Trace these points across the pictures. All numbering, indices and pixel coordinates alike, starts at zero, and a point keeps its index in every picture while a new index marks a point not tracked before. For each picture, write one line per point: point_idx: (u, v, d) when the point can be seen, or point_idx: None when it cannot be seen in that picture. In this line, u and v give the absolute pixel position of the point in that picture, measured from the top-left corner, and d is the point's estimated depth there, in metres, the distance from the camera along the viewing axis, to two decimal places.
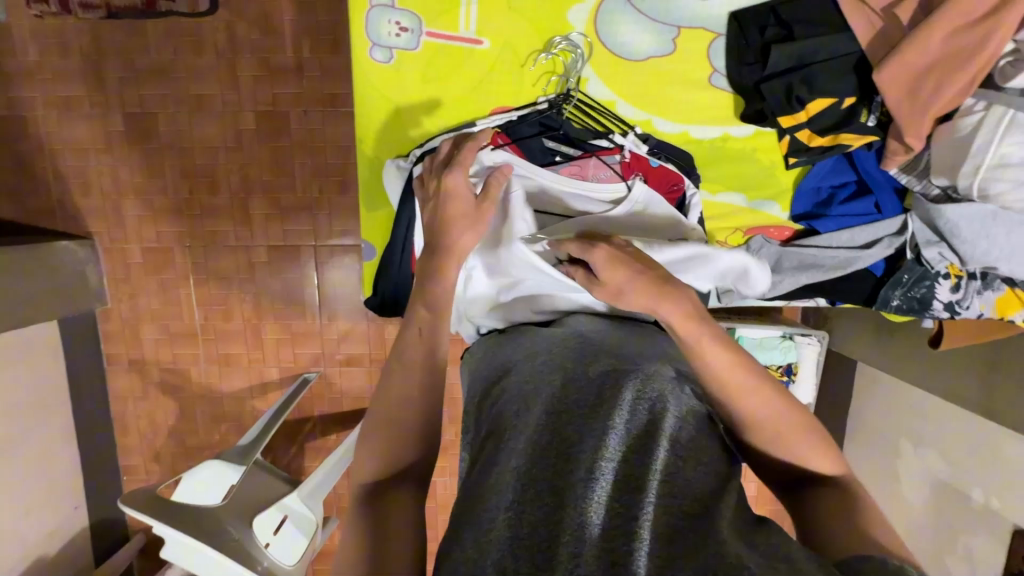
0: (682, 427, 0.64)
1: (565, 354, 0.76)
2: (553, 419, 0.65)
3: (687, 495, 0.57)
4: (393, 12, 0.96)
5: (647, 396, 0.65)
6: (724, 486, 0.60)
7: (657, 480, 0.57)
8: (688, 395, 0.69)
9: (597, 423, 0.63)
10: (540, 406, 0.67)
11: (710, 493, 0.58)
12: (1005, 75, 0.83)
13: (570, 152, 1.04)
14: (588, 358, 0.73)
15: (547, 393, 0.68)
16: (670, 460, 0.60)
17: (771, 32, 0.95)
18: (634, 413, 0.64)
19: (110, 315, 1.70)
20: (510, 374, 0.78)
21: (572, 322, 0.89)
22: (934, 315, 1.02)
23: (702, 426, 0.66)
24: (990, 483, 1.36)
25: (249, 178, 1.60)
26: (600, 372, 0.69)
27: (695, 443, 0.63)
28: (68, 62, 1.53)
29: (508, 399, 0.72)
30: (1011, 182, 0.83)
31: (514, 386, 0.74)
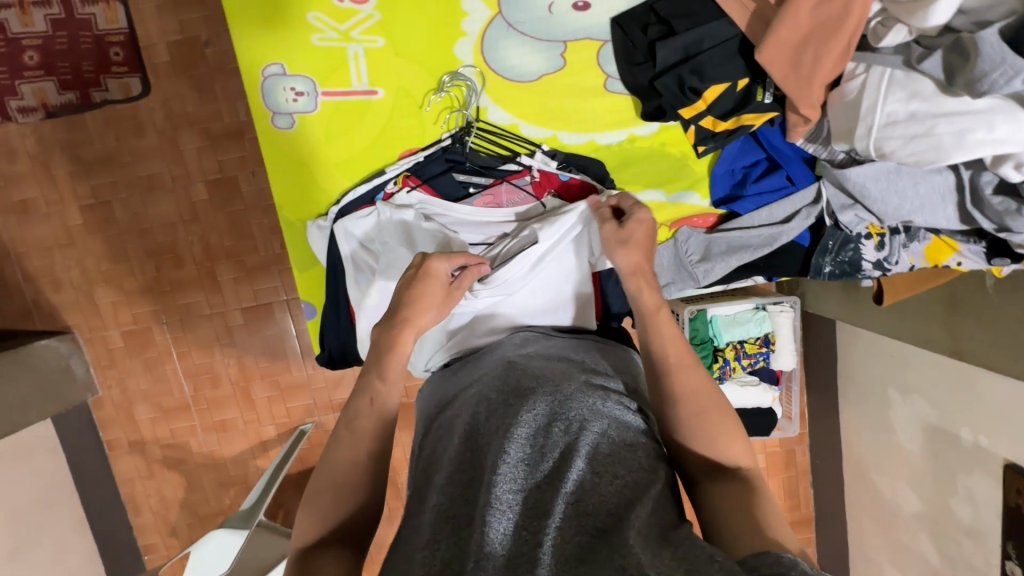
0: (598, 443, 0.65)
1: (490, 381, 0.77)
2: (472, 457, 0.66)
3: (601, 512, 0.58)
4: (287, 79, 0.99)
5: (562, 418, 0.67)
6: (642, 494, 0.60)
7: (567, 502, 0.59)
8: (608, 407, 0.70)
9: (511, 451, 0.64)
10: (462, 442, 0.69)
11: (623, 504, 0.59)
12: (877, 35, 0.84)
13: (481, 181, 1.06)
14: (510, 383, 0.74)
15: (469, 428, 0.70)
16: (582, 479, 0.61)
17: (653, 29, 0.96)
18: (549, 439, 0.65)
19: (103, 403, 1.70)
20: (443, 411, 0.79)
21: (504, 344, 0.88)
22: (866, 275, 1.08)
23: (622, 436, 0.67)
24: (978, 421, 1.27)
25: (211, 245, 1.62)
26: (518, 397, 0.71)
27: (613, 455, 0.64)
28: (17, 166, 1.55)
29: (438, 438, 0.73)
30: (904, 138, 0.83)
31: (443, 424, 0.75)
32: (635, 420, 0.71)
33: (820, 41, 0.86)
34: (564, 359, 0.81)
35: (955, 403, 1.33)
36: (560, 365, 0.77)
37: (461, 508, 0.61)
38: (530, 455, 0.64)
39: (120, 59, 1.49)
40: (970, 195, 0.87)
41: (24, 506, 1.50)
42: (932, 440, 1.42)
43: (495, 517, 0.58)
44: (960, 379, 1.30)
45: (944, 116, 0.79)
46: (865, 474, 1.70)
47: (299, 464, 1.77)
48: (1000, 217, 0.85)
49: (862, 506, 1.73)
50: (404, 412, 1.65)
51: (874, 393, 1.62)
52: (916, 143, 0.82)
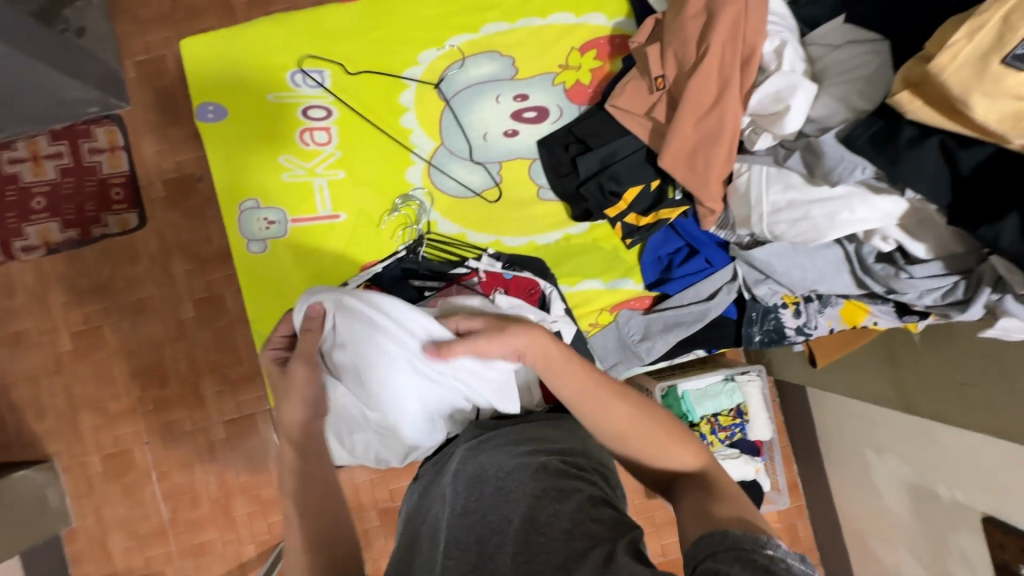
0: (543, 505, 0.70)
1: (444, 478, 0.84)
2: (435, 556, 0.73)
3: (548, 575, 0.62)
4: (261, 211, 1.15)
5: (506, 495, 0.73)
6: (589, 544, 0.64)
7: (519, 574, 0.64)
8: (546, 474, 0.75)
9: (462, 539, 0.71)
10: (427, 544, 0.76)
11: (572, 558, 0.63)
12: (751, 141, 1.01)
13: (435, 284, 1.10)
14: (458, 476, 0.81)
15: (431, 525, 0.77)
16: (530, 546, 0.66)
17: (573, 147, 1.15)
18: (496, 518, 0.71)
19: (76, 534, 1.67)
20: (412, 513, 0.85)
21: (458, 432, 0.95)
22: (793, 341, 1.15)
23: (563, 492, 0.71)
24: (949, 474, 1.28)
25: (196, 361, 1.69)
26: (465, 489, 0.77)
27: (555, 517, 0.68)
28: (14, 300, 1.66)
29: (410, 542, 0.80)
30: (789, 222, 0.97)
31: (413, 527, 0.82)
32: (577, 478, 0.75)
33: (708, 145, 1.03)
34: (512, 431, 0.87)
35: (928, 460, 1.34)
36: (505, 442, 0.84)
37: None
38: (481, 536, 0.70)
39: (120, 198, 1.67)
40: (858, 264, 0.99)
41: None
42: (915, 499, 1.41)
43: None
44: (922, 434, 1.33)
45: (815, 202, 0.93)
46: (865, 544, 1.65)
47: None
48: (886, 281, 0.95)
49: None
50: (387, 517, 1.63)
51: (853, 454, 1.63)
52: (798, 226, 0.96)
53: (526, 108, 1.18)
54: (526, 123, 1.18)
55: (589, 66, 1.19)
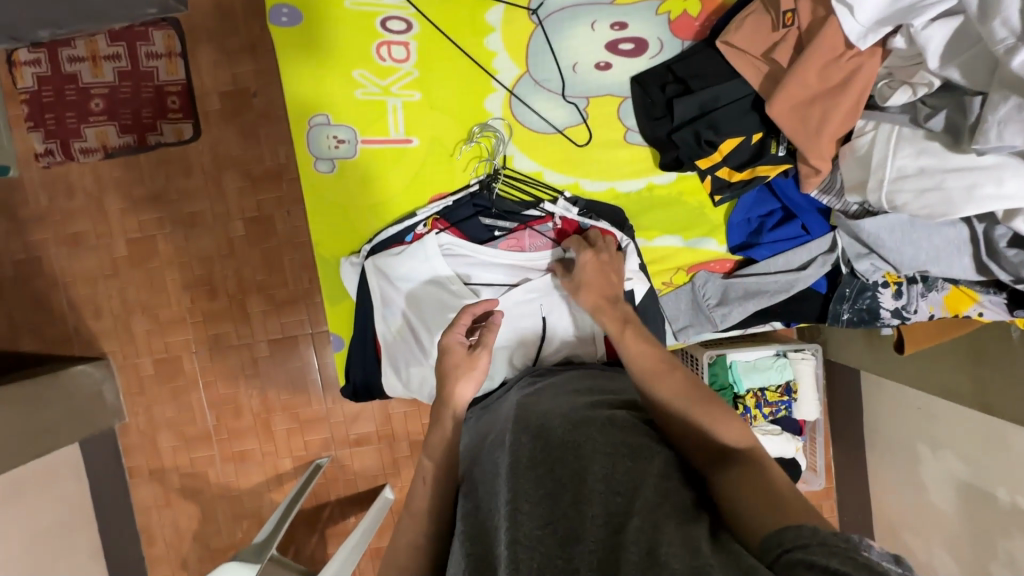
0: (615, 462, 0.66)
1: (505, 423, 0.81)
2: (499, 499, 0.69)
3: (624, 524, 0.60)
4: (330, 128, 1.09)
5: (574, 446, 0.69)
6: (666, 506, 0.60)
7: (595, 523, 0.60)
8: (617, 434, 0.70)
9: (531, 484, 0.67)
10: (485, 490, 0.73)
11: (652, 514, 0.59)
12: (883, 96, 0.89)
13: (507, 225, 1.10)
14: (522, 421, 0.77)
15: (489, 474, 0.74)
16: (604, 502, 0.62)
17: (670, 87, 1.04)
18: (566, 472, 0.67)
19: (128, 429, 1.76)
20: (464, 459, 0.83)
21: (513, 389, 0.93)
22: (885, 323, 1.07)
23: (635, 454, 0.67)
24: (1013, 478, 1.15)
25: (244, 279, 1.70)
26: (531, 432, 0.74)
27: (629, 471, 0.65)
28: (73, 202, 1.68)
29: (469, 485, 0.77)
30: (914, 192, 0.86)
31: (468, 473, 0.79)
32: (647, 435, 0.72)
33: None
34: (574, 389, 0.84)
35: (989, 459, 1.21)
36: (568, 396, 0.81)
37: (496, 551, 0.63)
38: (548, 487, 0.66)
39: (176, 107, 1.63)
40: (985, 247, 0.90)
41: (43, 530, 1.53)
42: (966, 500, 1.28)
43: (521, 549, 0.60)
44: (990, 434, 1.20)
45: (952, 171, 0.83)
46: (894, 535, 1.54)
47: (312, 499, 1.77)
48: (1016, 269, 0.87)
49: None
50: None
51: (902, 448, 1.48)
52: (926, 198, 0.85)
53: (623, 39, 1.06)
54: (621, 57, 1.06)
55: None
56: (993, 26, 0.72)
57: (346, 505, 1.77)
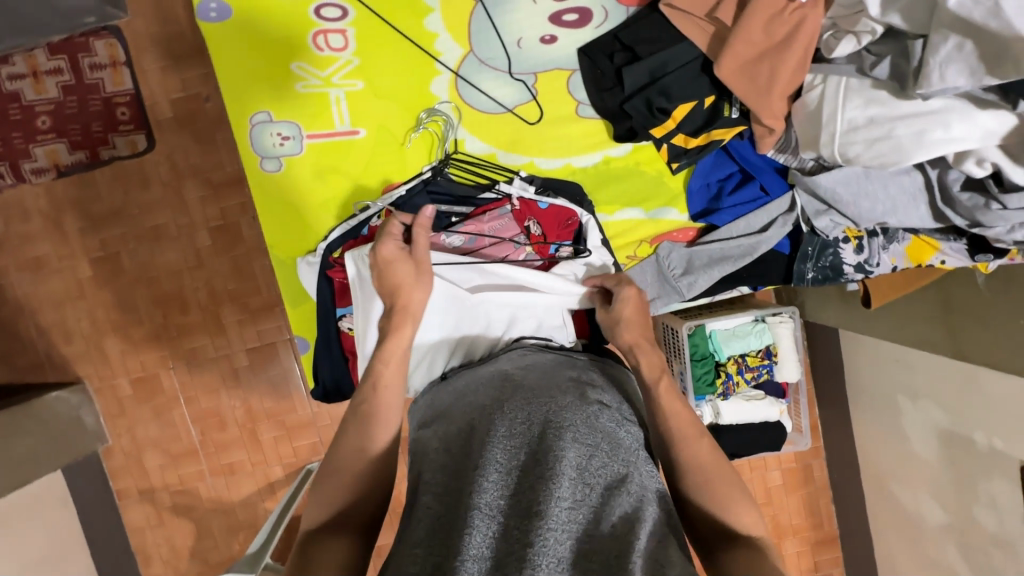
0: (592, 454, 0.66)
1: (483, 392, 0.79)
2: (469, 462, 0.68)
3: (593, 519, 0.62)
4: (274, 125, 1.05)
5: (557, 427, 0.68)
6: (633, 511, 0.63)
7: (564, 508, 0.61)
8: (599, 425, 0.70)
9: (505, 458, 0.66)
10: (454, 448, 0.71)
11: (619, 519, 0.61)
12: (829, 47, 0.87)
13: (464, 211, 1.06)
14: (505, 394, 0.76)
15: (462, 436, 0.72)
16: (575, 490, 0.63)
17: (618, 56, 1.02)
18: (542, 450, 0.66)
19: (112, 452, 1.72)
20: (433, 415, 0.81)
21: (503, 357, 0.89)
22: (849, 278, 1.07)
23: (613, 452, 0.68)
24: (990, 422, 1.17)
25: (215, 290, 1.66)
26: (513, 407, 0.72)
27: (605, 466, 0.66)
28: (30, 225, 1.63)
29: (433, 442, 0.75)
30: (866, 143, 0.85)
31: (438, 428, 0.77)
32: (625, 430, 0.72)
33: None
34: (556, 369, 0.83)
35: (966, 405, 1.22)
36: (554, 377, 0.79)
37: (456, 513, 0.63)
38: (522, 463, 0.66)
39: (126, 118, 1.57)
40: (940, 194, 0.89)
41: (35, 561, 1.51)
42: (947, 447, 1.29)
43: (488, 521, 0.61)
44: (965, 382, 1.21)
45: (902, 118, 0.82)
46: (883, 487, 1.55)
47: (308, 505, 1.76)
48: (970, 213, 0.86)
49: (887, 526, 1.56)
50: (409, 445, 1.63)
51: (882, 402, 1.50)
52: (877, 148, 0.84)
53: (565, 10, 1.03)
54: (565, 28, 1.04)
55: None
56: None
57: None
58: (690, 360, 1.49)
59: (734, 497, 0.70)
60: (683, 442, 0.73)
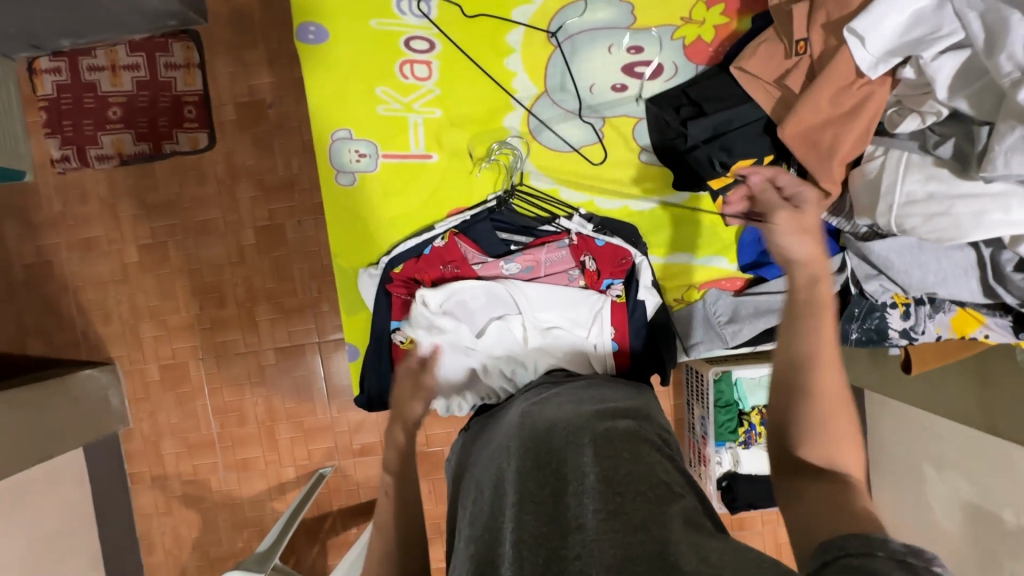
0: (614, 464, 0.67)
1: (509, 434, 0.83)
2: (504, 499, 0.70)
3: (628, 524, 0.59)
4: (352, 142, 1.12)
5: (575, 450, 0.71)
6: (667, 507, 0.60)
7: (594, 518, 0.61)
8: (619, 440, 0.72)
9: (533, 488, 0.69)
10: (489, 492, 0.74)
11: (653, 517, 0.59)
12: (893, 123, 0.92)
13: (524, 240, 1.13)
14: (527, 431, 0.80)
15: (495, 477, 0.75)
16: (603, 498, 0.63)
17: (685, 110, 1.07)
18: (565, 471, 0.69)
19: (132, 434, 1.76)
20: (471, 468, 0.85)
21: (519, 399, 0.96)
22: (893, 343, 1.09)
23: (636, 459, 0.68)
24: (1019, 499, 1.14)
25: (254, 287, 1.72)
26: (534, 442, 0.76)
27: (631, 473, 0.65)
28: (87, 207, 1.71)
29: (471, 495, 0.77)
30: (924, 216, 0.88)
31: (474, 479, 0.80)
32: (648, 444, 0.73)
33: (862, 20, 0.88)
34: (578, 401, 0.86)
35: (995, 480, 1.20)
36: (573, 408, 0.84)
37: (497, 550, 0.65)
38: (552, 488, 0.68)
39: (192, 116, 1.66)
40: (992, 272, 0.92)
41: (47, 534, 1.53)
42: (972, 522, 1.26)
43: (528, 552, 0.60)
44: (996, 456, 1.19)
45: (960, 197, 0.86)
46: None
47: (314, 509, 1.77)
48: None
49: None
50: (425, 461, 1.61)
51: (905, 468, 1.47)
52: (935, 222, 0.87)
53: (639, 62, 1.10)
54: (637, 79, 1.10)
55: (713, 22, 1.08)
56: (998, 60, 0.76)
57: (347, 516, 1.76)
58: (714, 406, 1.50)
59: (844, 432, 0.70)
60: (820, 365, 0.71)
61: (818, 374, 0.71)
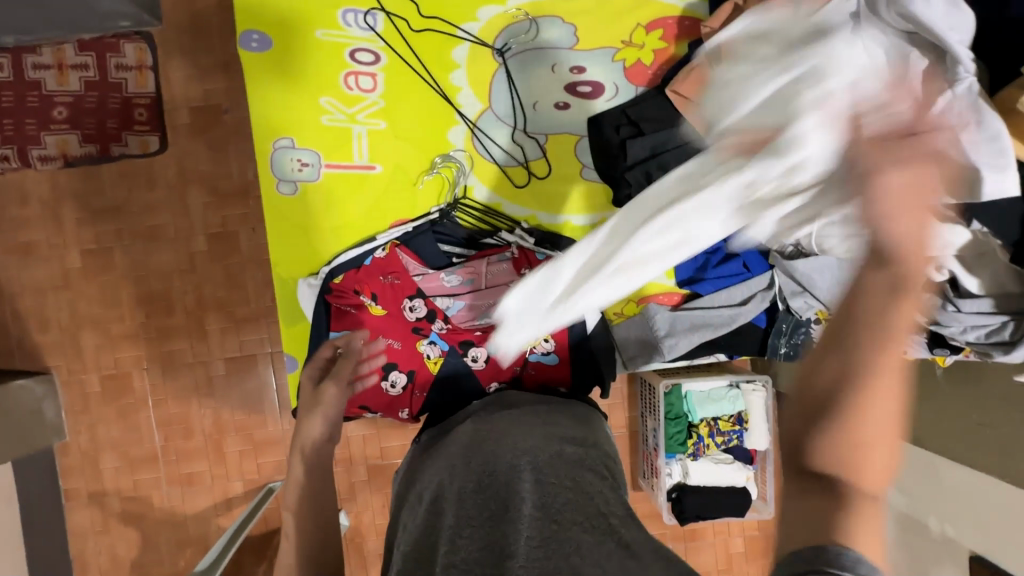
0: (554, 491, 0.67)
1: (456, 450, 0.81)
2: (441, 520, 0.67)
3: (561, 553, 0.58)
4: (294, 152, 1.11)
5: (521, 474, 0.70)
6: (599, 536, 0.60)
7: (529, 546, 0.59)
8: (563, 465, 0.72)
9: (473, 513, 0.66)
10: (428, 511, 0.71)
11: (585, 545, 0.59)
12: None
13: (465, 253, 1.13)
14: (475, 448, 0.78)
15: (436, 498, 0.73)
16: (539, 526, 0.61)
17: (625, 129, 1.09)
18: (506, 494, 0.67)
19: (68, 448, 1.67)
20: (415, 484, 0.82)
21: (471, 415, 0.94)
22: (818, 357, 1.15)
23: (575, 485, 0.68)
24: (943, 507, 1.19)
25: (204, 296, 1.67)
26: (479, 461, 0.74)
27: (568, 501, 0.65)
28: (27, 210, 1.63)
29: (411, 509, 0.75)
30: (840, 238, 0.94)
31: (415, 496, 0.77)
32: (590, 469, 0.73)
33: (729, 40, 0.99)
34: (527, 421, 0.85)
35: (921, 489, 1.24)
36: (522, 427, 0.82)
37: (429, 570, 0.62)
38: (492, 513, 0.65)
39: (143, 119, 1.62)
40: None
41: None
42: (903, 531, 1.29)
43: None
44: (924, 466, 1.24)
45: None
46: None
47: (262, 525, 1.71)
48: (930, 311, 0.96)
49: None
50: (378, 474, 1.58)
51: None
52: (850, 243, 0.93)
53: (581, 81, 1.13)
54: (579, 98, 1.13)
55: (653, 45, 1.13)
56: None
57: None
58: (664, 417, 1.52)
59: (884, 432, 0.53)
60: (877, 337, 0.54)
61: (867, 346, 0.54)
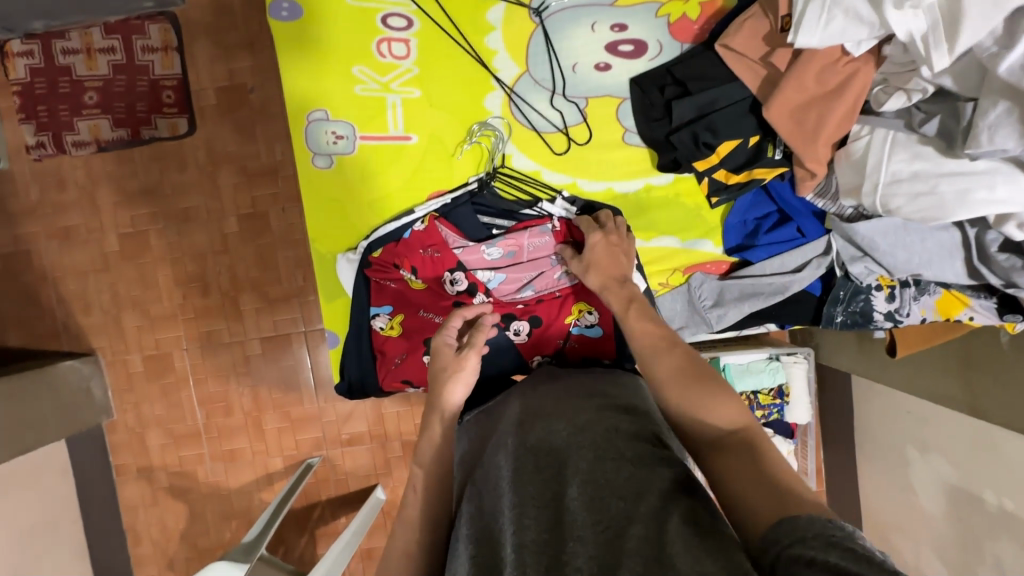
0: (613, 468, 0.62)
1: (507, 428, 0.76)
2: (500, 512, 0.65)
3: (631, 540, 0.54)
4: (329, 124, 1.08)
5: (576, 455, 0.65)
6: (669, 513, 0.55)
7: (594, 539, 0.56)
8: (622, 437, 0.66)
9: (532, 507, 0.62)
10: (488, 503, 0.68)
11: (656, 528, 0.54)
12: (879, 101, 0.91)
13: (504, 224, 1.12)
14: (526, 425, 0.74)
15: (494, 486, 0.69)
16: (602, 513, 0.57)
17: (669, 89, 1.04)
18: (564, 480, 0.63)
19: (117, 426, 1.73)
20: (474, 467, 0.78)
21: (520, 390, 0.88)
22: (878, 325, 1.09)
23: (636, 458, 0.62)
24: (1002, 480, 1.13)
25: (237, 276, 1.68)
26: (532, 442, 0.70)
27: (630, 478, 0.60)
28: (65, 195, 1.66)
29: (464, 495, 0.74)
30: (908, 197, 0.88)
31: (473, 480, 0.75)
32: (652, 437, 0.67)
33: None
34: (579, 394, 0.79)
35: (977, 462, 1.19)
36: (573, 400, 0.77)
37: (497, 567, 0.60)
38: (552, 504, 0.62)
39: (171, 101, 1.61)
40: (977, 252, 0.94)
41: (31, 527, 1.51)
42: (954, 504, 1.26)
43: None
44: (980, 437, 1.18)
45: (945, 175, 0.86)
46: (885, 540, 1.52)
47: (302, 499, 1.75)
48: (1007, 273, 0.91)
49: None
50: None
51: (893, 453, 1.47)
52: (918, 203, 0.87)
53: (622, 41, 1.07)
54: (621, 58, 1.07)
55: None
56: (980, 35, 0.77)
57: (337, 505, 1.75)
58: None
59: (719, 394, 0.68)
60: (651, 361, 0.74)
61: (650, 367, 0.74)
